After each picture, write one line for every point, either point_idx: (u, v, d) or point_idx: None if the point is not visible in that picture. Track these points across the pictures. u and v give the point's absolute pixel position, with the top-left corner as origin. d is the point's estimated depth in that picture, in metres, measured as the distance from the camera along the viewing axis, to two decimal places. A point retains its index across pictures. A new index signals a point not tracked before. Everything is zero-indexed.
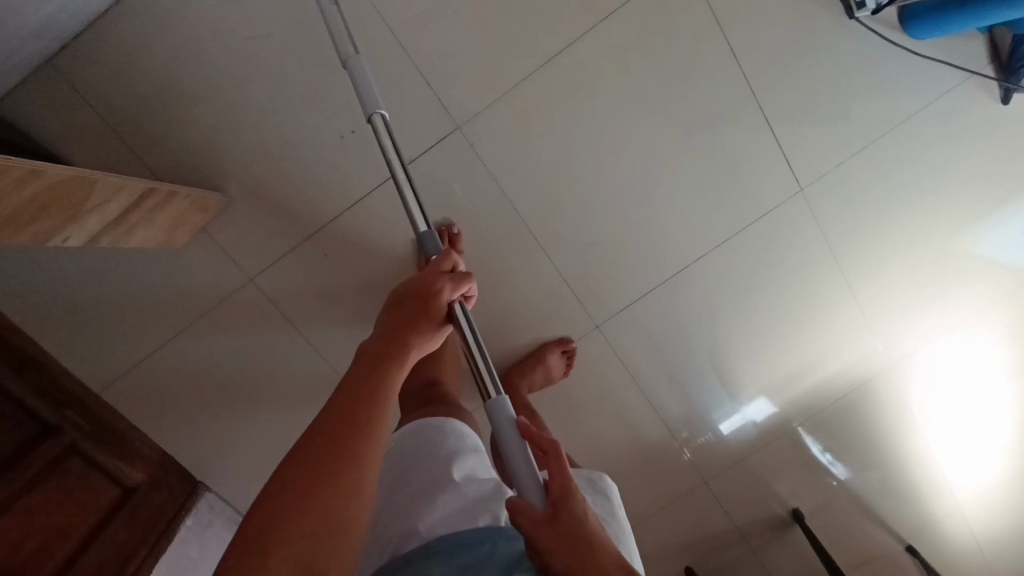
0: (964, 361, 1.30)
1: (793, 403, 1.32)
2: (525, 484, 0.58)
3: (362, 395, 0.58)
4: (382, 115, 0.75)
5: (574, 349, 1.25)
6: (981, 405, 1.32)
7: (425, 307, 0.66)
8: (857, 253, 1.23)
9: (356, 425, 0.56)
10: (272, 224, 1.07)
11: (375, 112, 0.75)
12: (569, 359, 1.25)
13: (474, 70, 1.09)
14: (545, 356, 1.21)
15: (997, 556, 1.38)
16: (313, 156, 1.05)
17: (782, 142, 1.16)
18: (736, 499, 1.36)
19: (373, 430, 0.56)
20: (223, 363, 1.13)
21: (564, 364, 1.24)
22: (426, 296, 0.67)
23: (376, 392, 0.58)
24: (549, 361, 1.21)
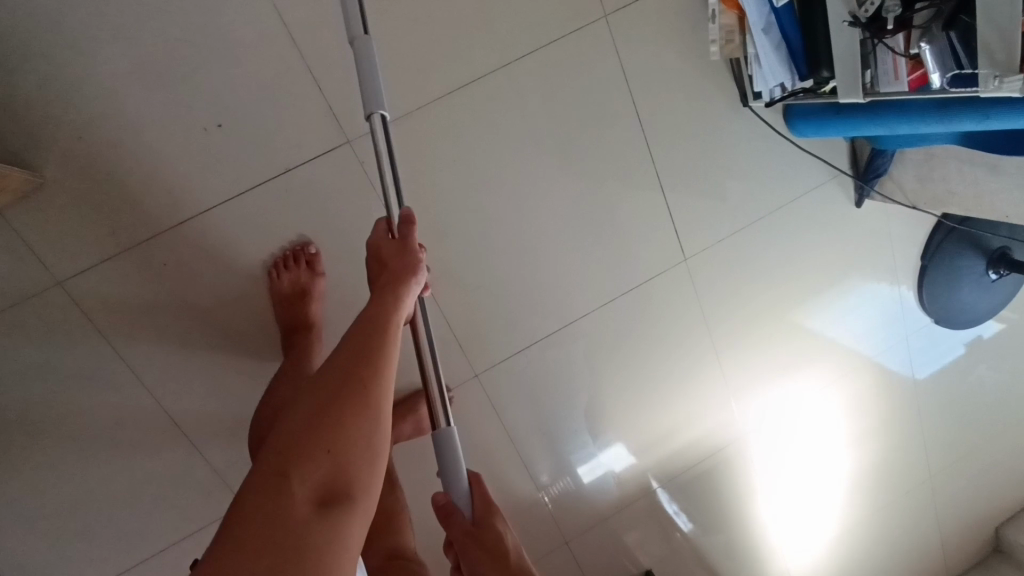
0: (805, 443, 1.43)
1: (657, 463, 1.33)
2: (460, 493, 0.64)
3: (365, 329, 0.57)
4: (384, 117, 0.61)
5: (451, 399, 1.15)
6: (816, 485, 1.45)
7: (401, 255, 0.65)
8: (727, 325, 1.29)
9: (360, 364, 0.55)
10: (100, 217, 0.87)
11: (376, 113, 0.60)
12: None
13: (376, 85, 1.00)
14: (418, 406, 1.09)
15: None
16: (164, 145, 0.88)
17: (673, 211, 1.19)
18: (594, 559, 1.33)
19: (371, 392, 0.54)
20: (7, 380, 0.90)
21: None
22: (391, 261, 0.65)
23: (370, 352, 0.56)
24: (422, 412, 1.10)
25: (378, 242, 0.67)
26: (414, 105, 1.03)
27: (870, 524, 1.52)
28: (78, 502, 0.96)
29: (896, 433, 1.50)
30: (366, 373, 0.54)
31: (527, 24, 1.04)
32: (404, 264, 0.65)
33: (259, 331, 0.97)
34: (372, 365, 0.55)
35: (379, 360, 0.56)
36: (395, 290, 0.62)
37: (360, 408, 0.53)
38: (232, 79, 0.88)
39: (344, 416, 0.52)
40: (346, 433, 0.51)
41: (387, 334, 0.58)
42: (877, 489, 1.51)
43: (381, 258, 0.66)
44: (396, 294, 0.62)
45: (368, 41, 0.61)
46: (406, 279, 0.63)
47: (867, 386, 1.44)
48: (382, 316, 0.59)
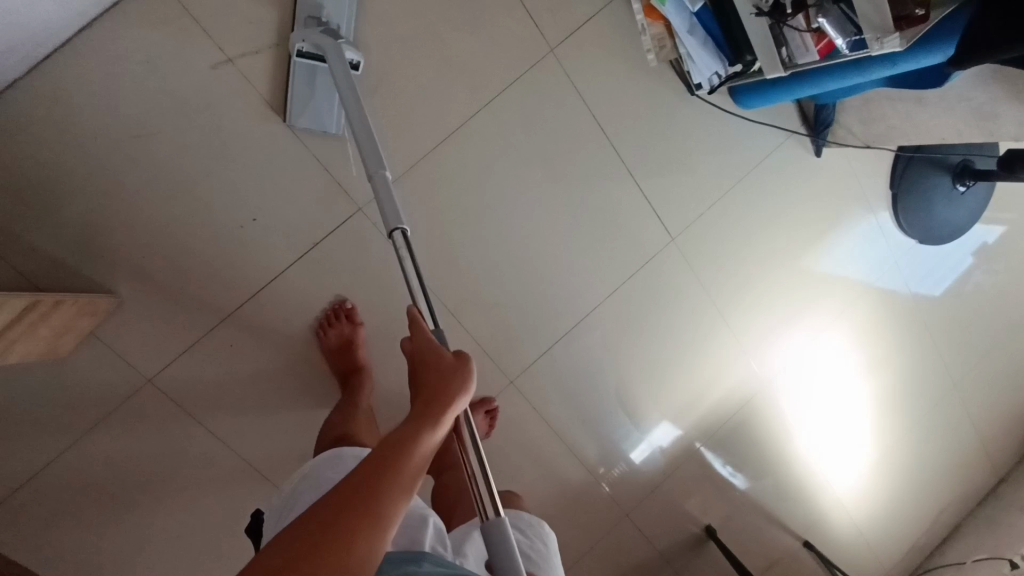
0: (827, 389, 1.54)
1: (695, 426, 1.44)
2: None
3: (393, 457, 0.59)
4: (404, 230, 0.75)
5: (497, 409, 1.25)
6: (836, 426, 1.57)
7: (442, 384, 0.64)
8: (726, 290, 1.40)
9: (379, 479, 0.57)
10: (171, 318, 1.03)
11: (396, 229, 0.74)
12: (492, 419, 1.25)
13: None
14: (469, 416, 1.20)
15: (868, 529, 1.65)
16: (210, 248, 1.03)
17: (653, 201, 1.31)
18: (655, 525, 1.45)
19: (386, 499, 0.56)
20: (122, 472, 1.05)
21: (486, 424, 1.24)
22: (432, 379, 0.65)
23: (393, 475, 0.58)
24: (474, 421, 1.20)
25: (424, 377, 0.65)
26: (407, 159, 1.16)
27: (901, 439, 1.64)
28: (202, 560, 1.12)
29: (911, 350, 1.60)
30: (384, 490, 0.56)
31: (489, 71, 1.18)
32: (446, 396, 0.63)
33: (319, 383, 1.13)
34: (389, 487, 0.57)
35: (396, 479, 0.57)
36: (431, 418, 0.62)
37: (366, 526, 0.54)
38: (254, 182, 1.04)
39: (353, 534, 0.53)
40: (346, 562, 0.51)
41: (412, 468, 0.59)
42: (901, 407, 1.63)
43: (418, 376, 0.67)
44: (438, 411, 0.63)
45: (385, 174, 0.77)
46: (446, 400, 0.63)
47: (871, 318, 1.54)
48: (412, 448, 0.60)
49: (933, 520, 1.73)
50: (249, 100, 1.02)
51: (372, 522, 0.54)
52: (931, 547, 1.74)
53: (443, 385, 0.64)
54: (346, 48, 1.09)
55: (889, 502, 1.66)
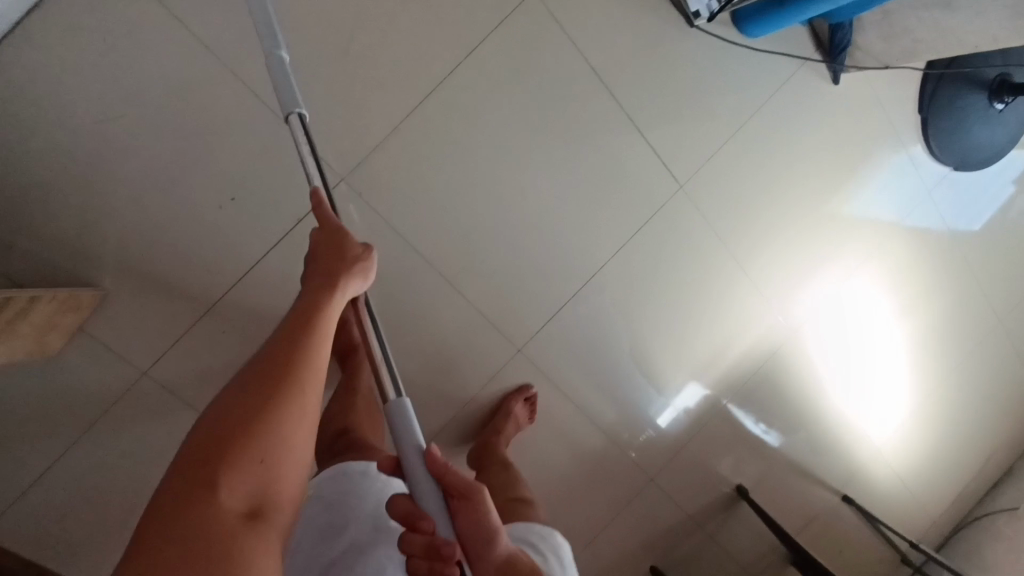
0: (854, 309, 1.43)
1: (718, 384, 1.37)
2: (424, 495, 0.59)
3: (300, 332, 0.61)
4: (301, 114, 0.75)
5: (535, 395, 1.23)
6: (864, 355, 1.46)
7: (340, 254, 0.70)
8: (743, 238, 1.31)
9: (292, 354, 0.58)
10: (159, 308, 1.00)
11: (293, 111, 0.75)
12: (531, 406, 1.23)
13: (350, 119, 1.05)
14: (510, 408, 1.18)
15: (911, 480, 1.58)
16: (190, 232, 0.99)
17: (657, 147, 1.21)
18: (682, 487, 1.40)
19: (301, 362, 0.58)
20: (130, 469, 1.04)
21: (527, 411, 1.22)
22: (333, 254, 0.70)
23: (307, 343, 0.60)
24: (515, 411, 1.18)
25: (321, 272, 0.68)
26: (388, 123, 1.07)
27: (942, 383, 1.55)
28: None
29: (952, 287, 1.50)
30: (298, 354, 0.59)
31: (468, 19, 1.09)
32: (334, 275, 0.68)
33: None
34: (300, 355, 0.59)
35: (308, 358, 0.59)
36: (325, 292, 0.66)
37: (291, 387, 0.56)
38: (228, 160, 0.99)
39: (279, 394, 0.55)
40: (275, 424, 0.54)
41: (324, 337, 0.63)
42: (942, 350, 1.53)
43: (315, 249, 0.71)
44: (332, 292, 0.66)
45: (281, 58, 0.77)
46: (339, 281, 0.68)
47: (905, 256, 1.44)
48: (320, 312, 0.64)
49: (982, 464, 1.64)
50: (215, 73, 0.97)
51: (293, 386, 0.56)
52: (981, 495, 1.65)
53: (334, 266, 0.69)
54: (309, 5, 1.00)
55: (933, 450, 1.58)
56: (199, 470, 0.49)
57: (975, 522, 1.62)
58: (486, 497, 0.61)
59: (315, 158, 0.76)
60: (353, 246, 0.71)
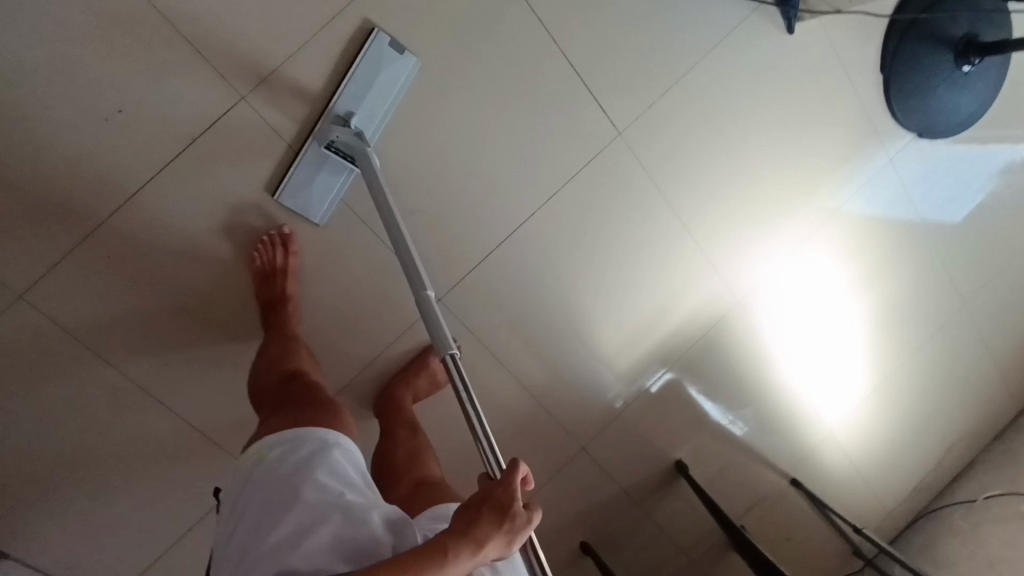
0: (809, 279, 1.36)
1: (658, 350, 1.30)
2: None
3: (437, 556, 0.66)
4: (454, 355, 0.82)
5: (456, 350, 1.17)
6: (821, 339, 1.40)
7: (501, 502, 0.70)
8: (687, 194, 1.24)
9: (422, 574, 0.64)
10: (38, 226, 0.94)
11: (447, 353, 0.82)
12: (451, 362, 1.17)
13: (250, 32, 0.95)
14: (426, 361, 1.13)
15: (865, 465, 1.51)
16: (75, 146, 0.92)
17: (592, 88, 1.14)
18: (616, 459, 1.33)
19: (425, 571, 0.64)
20: (14, 395, 0.99)
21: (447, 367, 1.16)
22: (492, 498, 0.70)
23: (428, 562, 0.65)
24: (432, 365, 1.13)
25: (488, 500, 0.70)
26: (301, 37, 0.97)
27: (899, 364, 1.48)
28: (105, 485, 1.07)
29: (910, 263, 1.43)
30: (434, 561, 0.65)
31: None
32: (500, 502, 0.70)
33: (212, 296, 1.05)
34: (424, 574, 0.64)
35: (435, 572, 0.65)
36: (476, 537, 0.68)
37: (417, 574, 0.63)
38: (116, 71, 0.91)
39: (402, 574, 0.63)
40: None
41: (455, 569, 0.67)
42: (898, 328, 1.46)
43: (488, 488, 0.71)
44: (487, 529, 0.69)
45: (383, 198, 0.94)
46: (506, 519, 0.69)
47: (863, 227, 1.38)
48: (451, 556, 0.66)
49: (943, 452, 1.56)
50: None
51: None
52: (941, 485, 1.57)
53: (504, 504, 0.70)
54: None
55: (891, 437, 1.50)
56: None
57: (932, 513, 1.54)
58: None
59: (473, 402, 0.78)
60: (517, 509, 0.70)
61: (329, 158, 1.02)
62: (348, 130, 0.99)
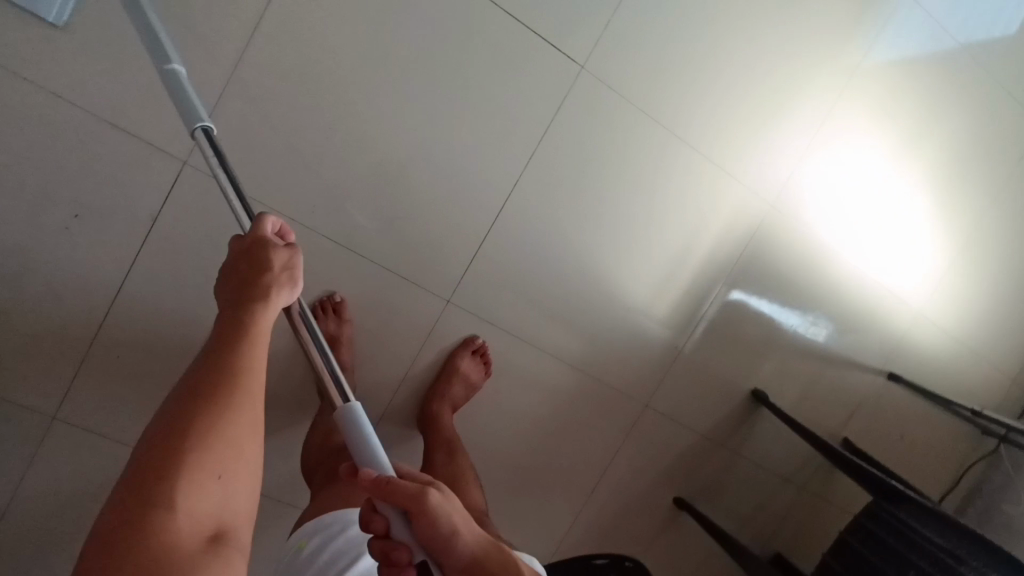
0: (847, 157, 1.20)
1: (698, 283, 1.19)
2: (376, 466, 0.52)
3: (208, 379, 0.50)
4: (207, 127, 0.65)
5: (485, 346, 1.10)
6: (874, 216, 1.25)
7: (249, 271, 0.57)
8: (681, 109, 1.10)
9: (211, 429, 0.48)
10: (43, 351, 0.92)
11: (197, 128, 0.64)
12: (483, 358, 1.09)
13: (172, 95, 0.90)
14: (456, 364, 1.06)
15: (957, 333, 1.38)
16: (48, 262, 0.90)
17: (541, 29, 1.01)
18: (688, 406, 1.24)
19: (219, 424, 0.48)
20: (75, 520, 0.98)
21: (481, 366, 1.09)
22: (244, 288, 0.56)
23: (222, 394, 0.50)
24: (462, 367, 1.06)
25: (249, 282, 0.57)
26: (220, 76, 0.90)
27: (967, 217, 1.33)
28: None
29: (962, 105, 1.27)
30: (218, 413, 0.49)
31: None
32: (251, 290, 0.56)
33: None
34: (209, 423, 0.48)
35: (223, 406, 0.49)
36: (234, 338, 0.53)
37: (210, 424, 0.48)
38: (59, 174, 0.88)
39: (180, 447, 0.46)
40: (182, 475, 0.45)
41: (247, 390, 0.52)
42: (958, 179, 1.30)
43: (235, 282, 0.57)
44: (254, 308, 0.55)
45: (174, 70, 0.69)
46: (259, 298, 0.56)
47: (898, 82, 1.21)
48: (238, 368, 0.52)
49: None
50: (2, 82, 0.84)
51: (213, 435, 0.48)
52: None
53: (250, 283, 0.57)
54: None
55: (975, 295, 1.37)
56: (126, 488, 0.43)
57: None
58: (440, 493, 0.51)
59: (234, 180, 0.66)
60: (277, 256, 0.58)
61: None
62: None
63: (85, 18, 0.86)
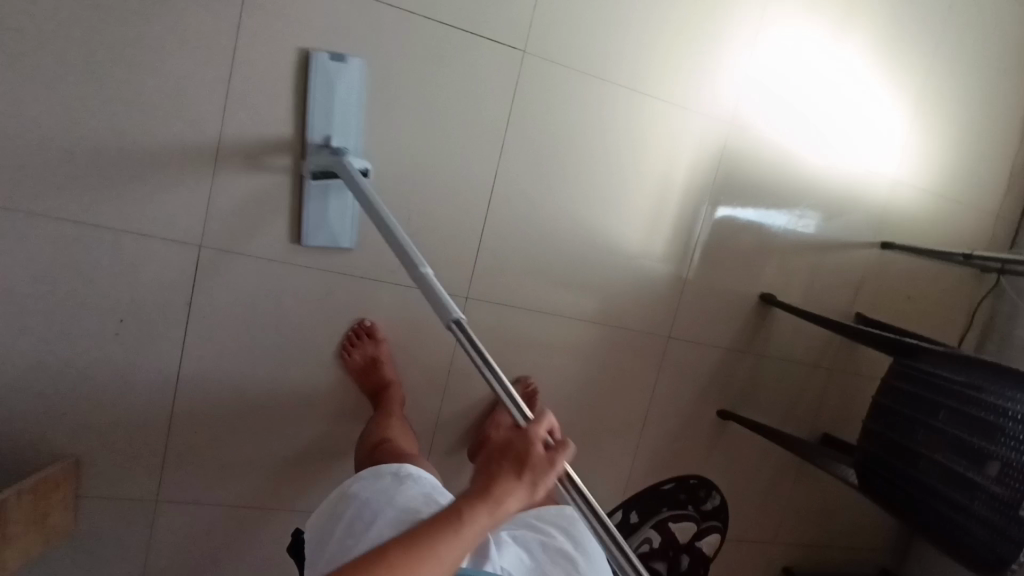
0: (786, 58, 1.27)
1: (683, 214, 1.27)
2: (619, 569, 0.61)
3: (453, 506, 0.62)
4: (459, 319, 0.73)
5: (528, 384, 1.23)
6: (826, 104, 1.31)
7: (518, 456, 0.64)
8: (623, 62, 1.17)
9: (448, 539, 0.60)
10: (130, 446, 1.02)
11: (453, 321, 0.73)
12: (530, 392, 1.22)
13: (168, 190, 0.97)
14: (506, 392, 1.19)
15: (934, 188, 1.45)
16: (109, 368, 0.99)
17: (476, 28, 1.07)
18: (706, 327, 1.33)
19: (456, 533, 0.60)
20: (201, 574, 1.10)
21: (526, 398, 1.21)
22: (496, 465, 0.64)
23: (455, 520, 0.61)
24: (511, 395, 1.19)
25: (509, 450, 0.65)
26: (207, 160, 0.98)
27: (916, 78, 1.38)
28: None
29: None
30: (455, 525, 0.60)
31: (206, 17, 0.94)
32: (511, 472, 0.63)
33: (290, 416, 1.09)
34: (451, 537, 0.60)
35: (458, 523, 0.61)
36: (484, 497, 0.63)
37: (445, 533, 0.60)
38: (94, 290, 0.97)
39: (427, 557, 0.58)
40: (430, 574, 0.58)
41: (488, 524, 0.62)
42: (898, 45, 1.35)
43: (497, 455, 0.65)
44: (509, 485, 0.63)
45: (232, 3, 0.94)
46: (518, 475, 0.63)
47: None
48: (478, 508, 0.62)
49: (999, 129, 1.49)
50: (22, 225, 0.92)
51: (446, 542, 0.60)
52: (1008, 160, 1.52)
53: (505, 468, 0.64)
54: (51, 108, 0.91)
55: (942, 149, 1.44)
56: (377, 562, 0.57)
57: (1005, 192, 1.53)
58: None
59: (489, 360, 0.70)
60: (541, 453, 0.64)
61: (331, 185, 1.03)
62: (332, 152, 0.98)
63: (71, 145, 0.92)
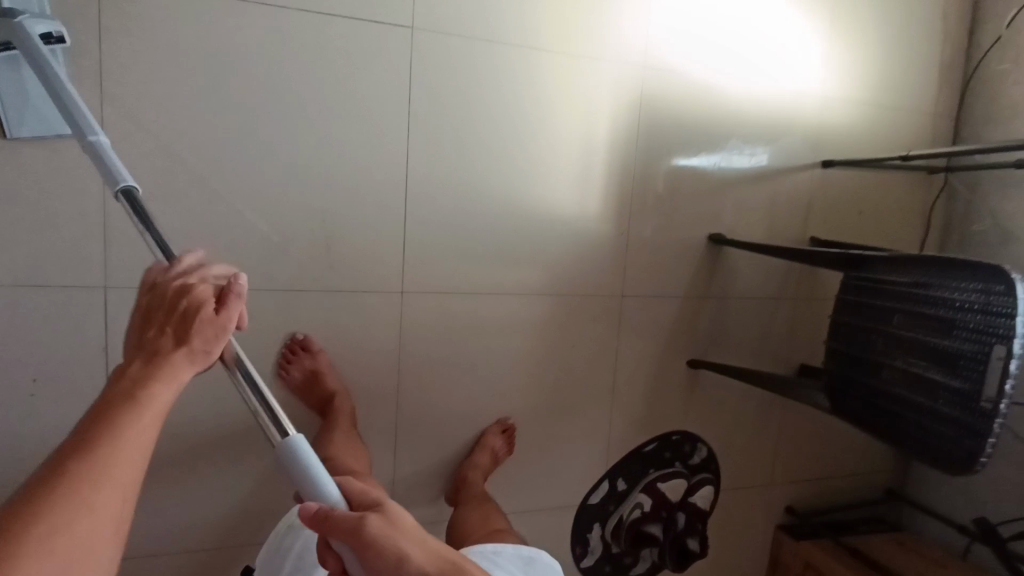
0: None
1: (612, 168, 1.23)
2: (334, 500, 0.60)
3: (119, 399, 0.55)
4: (130, 188, 0.68)
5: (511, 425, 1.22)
6: (738, 31, 1.28)
7: (182, 316, 0.60)
8: (518, 22, 1.12)
9: (116, 448, 0.52)
10: None
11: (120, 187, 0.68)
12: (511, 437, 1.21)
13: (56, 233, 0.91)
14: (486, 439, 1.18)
15: (865, 99, 1.42)
16: (31, 431, 0.94)
17: (356, 11, 1.02)
18: (658, 279, 1.30)
19: (118, 435, 0.53)
20: None
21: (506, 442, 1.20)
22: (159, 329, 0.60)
23: (120, 423, 0.53)
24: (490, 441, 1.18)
25: (176, 314, 0.60)
26: (93, 196, 0.92)
27: None
28: None
29: None
30: (125, 431, 0.53)
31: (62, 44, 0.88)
32: (182, 345, 0.59)
33: (239, 445, 1.04)
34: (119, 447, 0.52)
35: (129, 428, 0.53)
36: (149, 377, 0.57)
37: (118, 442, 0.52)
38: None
39: (84, 475, 0.50)
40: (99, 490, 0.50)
41: (147, 406, 0.55)
42: None
43: (159, 319, 0.60)
44: (177, 359, 0.58)
45: None
46: (187, 336, 0.59)
47: None
48: (143, 395, 0.56)
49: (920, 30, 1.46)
50: None
51: (112, 454, 0.52)
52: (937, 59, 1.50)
53: (171, 330, 0.59)
54: None
55: (866, 58, 1.41)
56: (5, 516, 0.46)
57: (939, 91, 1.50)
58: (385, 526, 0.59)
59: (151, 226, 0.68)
60: (205, 301, 0.61)
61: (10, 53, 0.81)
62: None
63: None
